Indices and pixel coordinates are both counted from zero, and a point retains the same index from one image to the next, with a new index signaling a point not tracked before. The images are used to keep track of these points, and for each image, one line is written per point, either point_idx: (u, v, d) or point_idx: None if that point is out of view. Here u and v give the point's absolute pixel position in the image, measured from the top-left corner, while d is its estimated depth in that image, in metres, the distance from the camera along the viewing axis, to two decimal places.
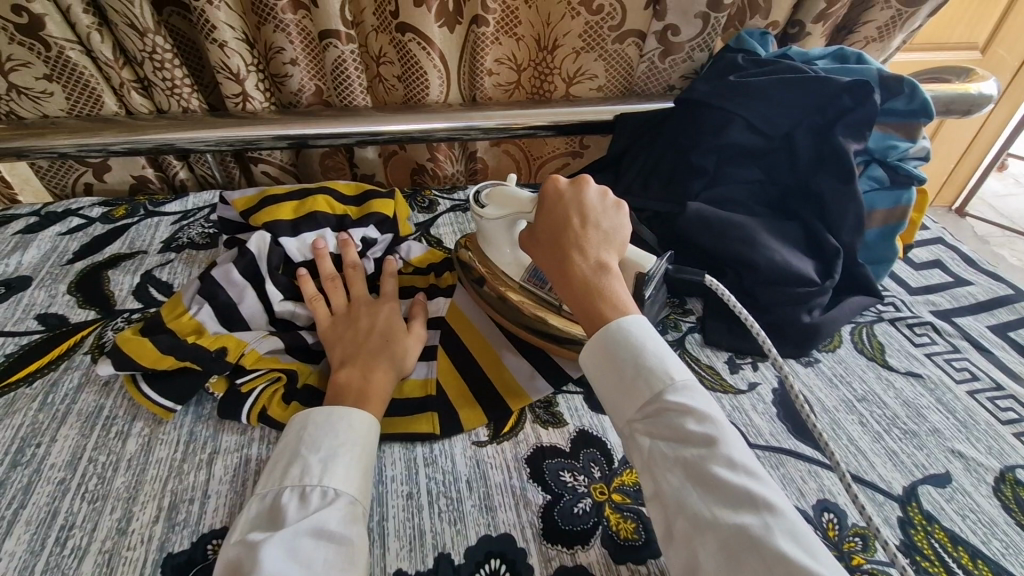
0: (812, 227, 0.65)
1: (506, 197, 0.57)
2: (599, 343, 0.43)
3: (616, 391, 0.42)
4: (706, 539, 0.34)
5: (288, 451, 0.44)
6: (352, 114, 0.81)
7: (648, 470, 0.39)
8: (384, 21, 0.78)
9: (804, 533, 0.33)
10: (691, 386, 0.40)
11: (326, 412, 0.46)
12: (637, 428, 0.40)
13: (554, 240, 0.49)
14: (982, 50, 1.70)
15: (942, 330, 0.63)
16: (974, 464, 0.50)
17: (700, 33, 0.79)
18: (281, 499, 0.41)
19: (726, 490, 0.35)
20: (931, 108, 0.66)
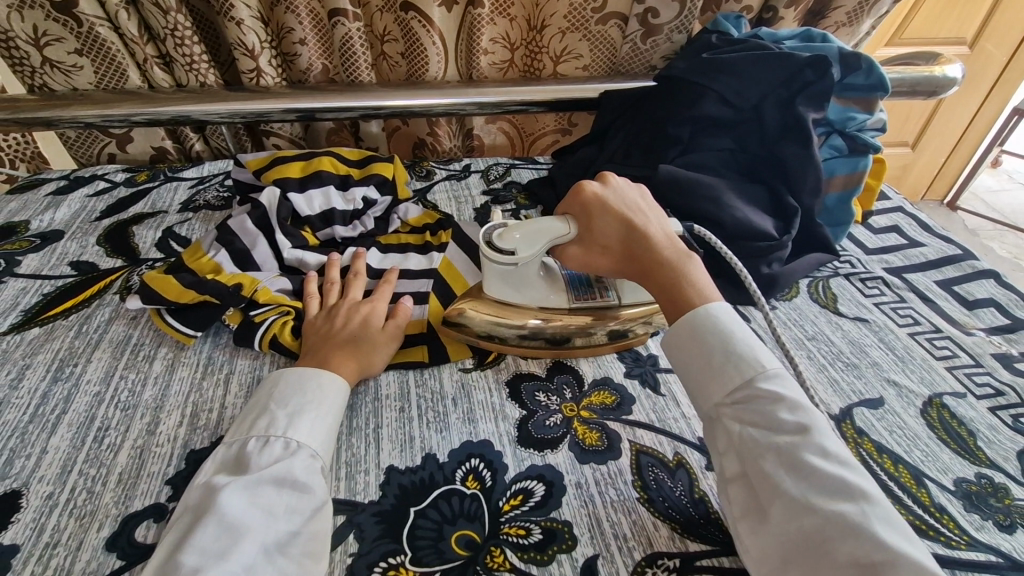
0: (774, 189, 0.72)
1: (536, 231, 0.54)
2: (687, 326, 0.47)
3: (702, 374, 0.46)
4: (800, 519, 0.37)
5: (258, 407, 0.48)
6: (356, 89, 0.88)
7: (737, 451, 0.42)
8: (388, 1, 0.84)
9: (899, 521, 0.35)
10: (782, 375, 0.43)
11: (297, 373, 0.50)
12: (727, 412, 0.44)
13: (632, 236, 0.52)
14: (970, 45, 1.75)
15: (892, 284, 0.69)
16: (907, 391, 0.56)
17: (678, 16, 0.85)
18: (249, 446, 0.45)
19: (823, 476, 0.37)
20: (888, 83, 0.72)
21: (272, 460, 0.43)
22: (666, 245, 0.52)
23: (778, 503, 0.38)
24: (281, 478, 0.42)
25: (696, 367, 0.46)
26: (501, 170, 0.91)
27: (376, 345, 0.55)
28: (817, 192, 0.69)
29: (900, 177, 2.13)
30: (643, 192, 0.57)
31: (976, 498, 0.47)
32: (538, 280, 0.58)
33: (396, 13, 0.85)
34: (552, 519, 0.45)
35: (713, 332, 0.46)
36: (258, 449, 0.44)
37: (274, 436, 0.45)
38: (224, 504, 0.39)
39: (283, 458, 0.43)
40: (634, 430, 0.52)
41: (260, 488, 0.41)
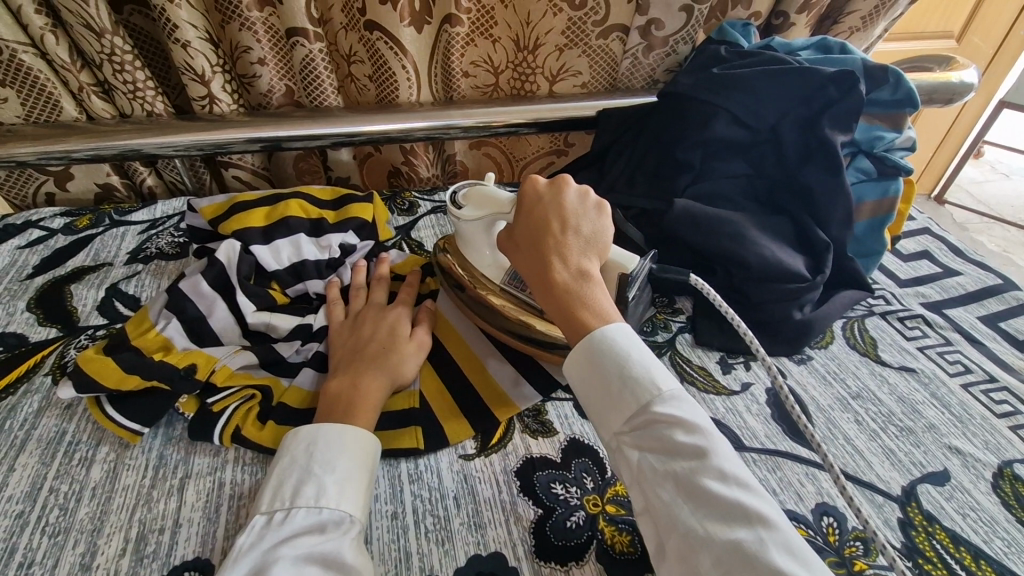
0: (799, 220, 0.64)
1: (485, 197, 0.56)
2: (580, 348, 0.41)
3: (601, 402, 0.40)
4: (696, 556, 0.32)
5: (299, 467, 0.41)
6: (322, 115, 0.78)
7: (636, 483, 0.37)
8: (352, 18, 0.74)
9: (801, 548, 0.31)
10: (679, 396, 0.38)
11: (337, 429, 0.43)
12: (626, 441, 0.38)
13: (531, 246, 0.46)
14: (957, 39, 1.66)
15: (933, 323, 0.63)
16: (972, 460, 0.49)
17: (683, 26, 0.78)
18: (291, 524, 0.38)
19: (718, 502, 0.33)
20: (917, 97, 0.65)
21: (319, 537, 0.38)
22: (563, 262, 0.44)
23: (675, 538, 0.33)
24: (331, 558, 0.36)
25: (594, 392, 0.41)
26: None
27: (408, 354, 0.52)
28: (846, 222, 0.63)
29: None
30: (601, 205, 0.49)
31: None
32: (487, 243, 0.58)
33: (360, 31, 0.75)
34: None
35: (607, 355, 0.40)
36: (303, 527, 0.38)
37: (324, 508, 0.39)
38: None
39: (330, 537, 0.38)
40: None
41: (309, 571, 0.35)
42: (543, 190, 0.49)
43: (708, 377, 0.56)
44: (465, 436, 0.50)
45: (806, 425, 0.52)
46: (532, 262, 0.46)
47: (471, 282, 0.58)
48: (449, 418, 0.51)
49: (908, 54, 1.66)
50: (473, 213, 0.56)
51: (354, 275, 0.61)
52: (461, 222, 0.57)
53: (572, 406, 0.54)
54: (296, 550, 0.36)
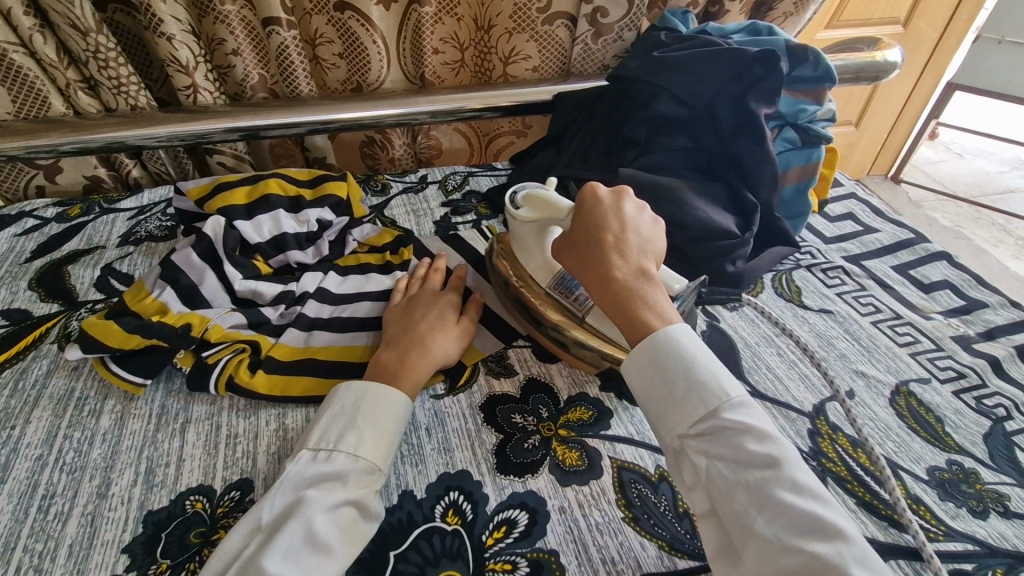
0: (732, 185, 0.72)
1: (540, 201, 0.59)
2: (646, 348, 0.45)
3: (666, 403, 0.44)
4: (773, 560, 0.36)
5: (346, 417, 0.47)
6: (299, 104, 0.84)
7: (705, 486, 0.41)
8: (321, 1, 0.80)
9: (872, 556, 0.35)
10: (745, 404, 0.43)
11: (382, 390, 0.49)
12: (693, 446, 0.42)
13: (593, 251, 0.51)
14: (903, 24, 1.75)
15: (851, 272, 0.71)
16: (875, 381, 0.57)
17: (625, 14, 0.85)
18: (332, 463, 0.44)
19: (796, 512, 0.37)
20: (835, 74, 0.73)
21: (352, 484, 0.44)
22: (622, 270, 0.49)
23: (751, 544, 0.37)
24: (359, 505, 0.43)
25: (656, 389, 0.45)
26: (459, 179, 0.89)
27: (453, 338, 0.56)
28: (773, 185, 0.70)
29: None
30: (654, 219, 0.55)
31: (949, 486, 0.48)
32: (538, 247, 0.60)
33: (330, 13, 0.81)
34: (537, 549, 0.43)
35: (672, 357, 0.44)
36: (340, 470, 0.44)
37: (361, 458, 0.45)
38: (305, 525, 0.40)
39: (362, 486, 0.44)
40: (614, 445, 0.51)
41: (338, 510, 0.42)
42: (606, 200, 0.54)
43: None
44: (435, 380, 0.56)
45: (735, 358, 0.59)
46: (592, 264, 0.51)
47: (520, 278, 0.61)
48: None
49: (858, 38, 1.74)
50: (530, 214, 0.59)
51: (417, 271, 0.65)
52: (517, 220, 0.60)
53: (531, 352, 0.61)
54: (329, 490, 0.43)
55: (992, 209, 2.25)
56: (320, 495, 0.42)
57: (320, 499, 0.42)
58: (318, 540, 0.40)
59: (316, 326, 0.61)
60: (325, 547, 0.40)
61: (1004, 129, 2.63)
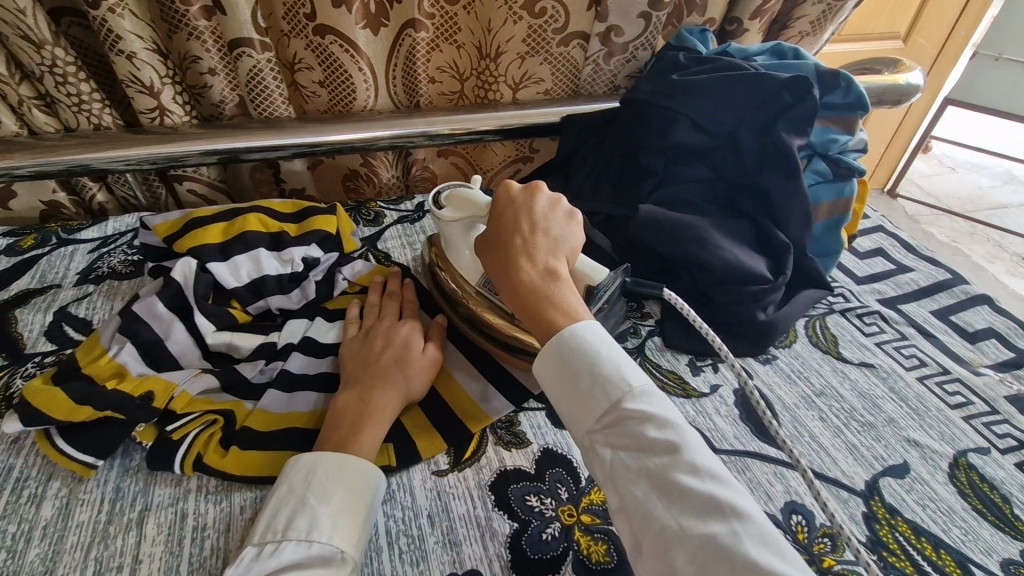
0: (760, 222, 0.66)
1: (464, 200, 0.55)
2: (550, 345, 0.42)
3: (573, 402, 0.41)
4: (672, 550, 0.32)
5: (295, 498, 0.41)
6: (278, 127, 0.76)
7: (611, 482, 0.37)
8: (299, 23, 0.72)
9: (773, 537, 0.32)
10: (649, 392, 0.39)
11: (341, 460, 0.42)
12: (599, 439, 0.38)
13: (502, 248, 0.47)
14: (904, 40, 1.72)
15: (889, 318, 0.65)
16: (929, 451, 0.51)
17: (642, 32, 0.78)
18: (280, 556, 0.38)
19: (693, 495, 0.33)
20: (868, 101, 0.67)
21: (306, 574, 0.37)
22: (531, 267, 0.45)
23: (650, 534, 0.34)
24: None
25: (567, 392, 0.41)
26: None
27: (418, 368, 0.51)
28: (806, 225, 0.65)
29: None
30: (572, 213, 0.51)
31: None
32: (467, 245, 0.57)
33: (307, 38, 0.73)
34: None
35: (575, 352, 0.41)
36: (292, 562, 0.38)
37: (314, 543, 0.38)
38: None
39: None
40: None
41: None
42: (517, 195, 0.50)
43: (678, 380, 0.57)
44: (438, 451, 0.49)
45: (772, 423, 0.53)
46: (500, 262, 0.47)
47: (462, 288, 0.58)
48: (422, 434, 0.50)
49: (863, 53, 1.70)
50: (453, 214, 0.55)
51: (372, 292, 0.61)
52: (440, 221, 0.57)
53: (544, 415, 0.54)
54: None
55: (988, 225, 2.24)
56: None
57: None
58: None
59: (300, 387, 0.53)
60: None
61: (996, 144, 2.63)
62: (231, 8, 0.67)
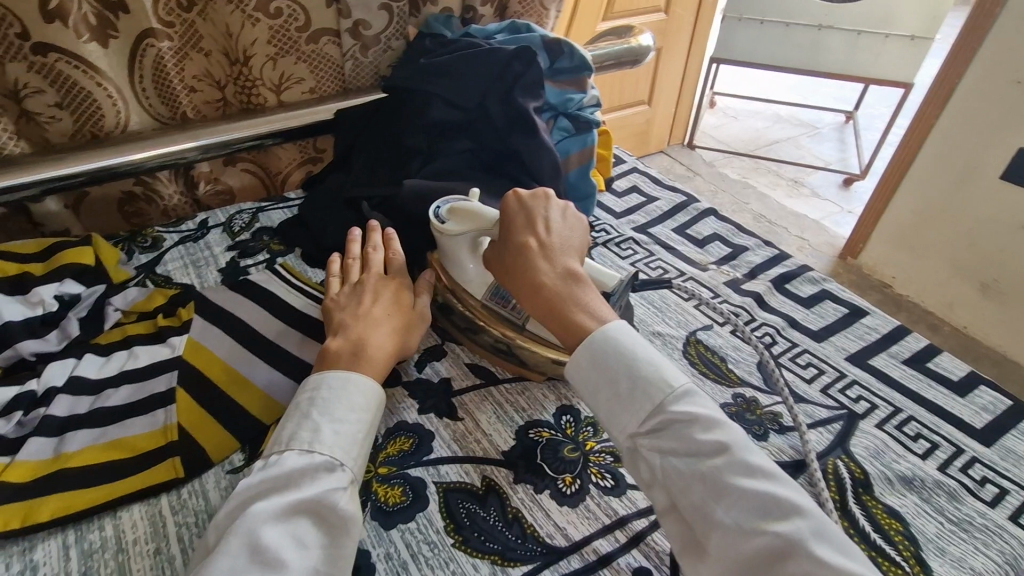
0: (519, 179, 0.72)
1: (467, 213, 0.55)
2: (586, 353, 0.45)
3: (613, 404, 0.43)
4: (738, 547, 0.36)
5: (299, 415, 0.44)
6: (11, 165, 0.69)
7: (662, 483, 0.41)
8: (9, 45, 0.66)
9: (830, 527, 0.36)
10: (692, 392, 0.42)
11: (338, 377, 0.46)
12: (644, 443, 0.42)
13: (521, 259, 0.50)
14: (665, 12, 1.91)
15: (640, 241, 0.76)
16: (668, 338, 0.62)
17: (389, 23, 0.84)
18: (283, 465, 0.41)
19: (754, 496, 0.37)
20: (590, 64, 0.78)
21: (308, 484, 0.40)
22: (572, 266, 0.50)
23: (714, 536, 0.38)
24: (318, 508, 0.39)
25: (603, 390, 0.44)
26: (247, 217, 0.80)
27: (394, 322, 0.53)
28: (556, 174, 0.72)
29: (647, 132, 2.25)
30: (573, 215, 0.55)
31: (737, 419, 0.53)
32: (471, 258, 0.58)
33: (25, 57, 0.66)
34: None
35: (613, 357, 0.44)
36: (294, 472, 0.40)
37: (316, 453, 0.41)
38: (249, 539, 0.36)
39: (321, 483, 0.40)
40: (437, 468, 0.49)
41: (295, 519, 0.38)
42: (521, 200, 0.54)
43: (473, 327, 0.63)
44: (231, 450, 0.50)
45: None
46: (519, 271, 0.50)
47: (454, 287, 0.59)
48: (213, 439, 0.50)
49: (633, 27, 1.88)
50: (457, 227, 0.56)
51: (349, 246, 0.61)
52: (443, 236, 0.57)
53: None
54: (276, 500, 0.39)
55: (766, 159, 2.64)
56: (264, 505, 0.38)
57: (265, 511, 0.38)
58: (265, 554, 0.36)
59: (68, 428, 0.50)
60: (279, 562, 0.36)
61: (761, 91, 3.10)
62: None
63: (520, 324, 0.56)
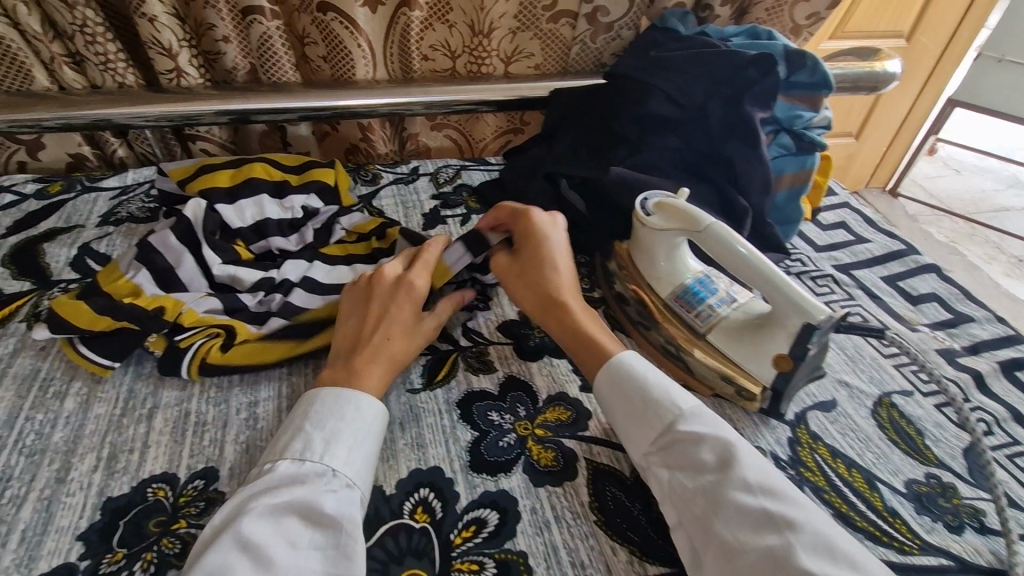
0: (722, 187, 0.70)
1: (675, 210, 0.55)
2: (604, 375, 0.49)
3: (629, 423, 0.47)
4: (733, 560, 0.38)
5: (296, 421, 0.45)
6: (285, 91, 0.82)
7: (670, 500, 0.43)
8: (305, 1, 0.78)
9: (827, 543, 0.37)
10: (697, 413, 0.45)
11: (335, 392, 0.46)
12: (654, 460, 0.45)
13: (547, 266, 0.57)
14: (906, 38, 1.70)
15: (840, 282, 0.70)
16: (857, 391, 0.56)
17: (627, 13, 0.85)
18: (279, 471, 0.42)
19: (750, 511, 0.39)
20: (831, 81, 0.74)
21: (302, 488, 0.41)
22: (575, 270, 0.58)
23: (711, 549, 0.39)
24: (311, 511, 0.40)
25: (622, 413, 0.48)
26: (451, 172, 0.87)
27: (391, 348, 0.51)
28: (766, 192, 0.69)
29: (846, 167, 2.03)
30: None
31: (926, 500, 0.47)
32: (666, 256, 0.58)
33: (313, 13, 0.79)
34: (505, 550, 0.43)
35: (629, 379, 0.48)
36: (288, 475, 0.42)
37: (309, 461, 0.42)
38: (241, 534, 0.37)
39: (314, 488, 0.41)
40: (591, 447, 0.50)
41: (289, 519, 0.39)
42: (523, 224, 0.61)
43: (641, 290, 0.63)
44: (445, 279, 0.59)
45: None
46: (551, 274, 0.56)
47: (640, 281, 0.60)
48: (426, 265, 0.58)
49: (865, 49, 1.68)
50: (662, 220, 0.56)
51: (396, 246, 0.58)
52: (645, 228, 0.58)
53: (513, 349, 0.59)
54: (269, 500, 0.40)
55: (987, 227, 2.25)
56: (261, 502, 0.40)
57: (260, 506, 0.39)
58: (260, 549, 0.37)
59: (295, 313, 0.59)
60: (269, 559, 0.37)
61: (1001, 147, 2.63)
62: None
63: (701, 333, 0.55)
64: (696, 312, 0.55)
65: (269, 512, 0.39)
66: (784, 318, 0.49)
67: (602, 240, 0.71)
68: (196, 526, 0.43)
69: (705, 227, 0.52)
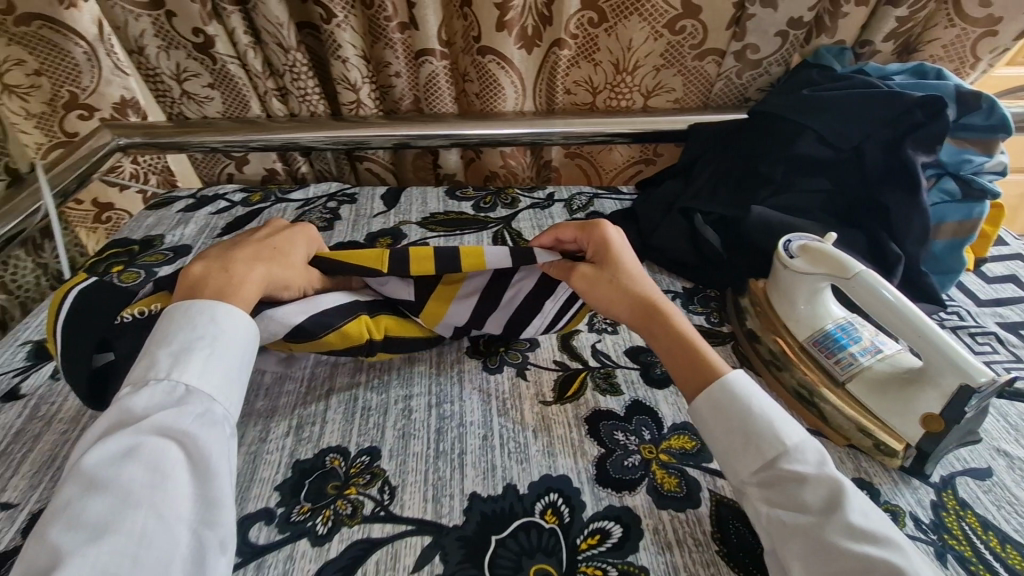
0: (873, 233, 0.68)
1: (821, 255, 0.55)
2: (704, 400, 0.50)
3: (730, 450, 0.48)
4: None
5: (160, 353, 0.46)
6: (442, 120, 0.92)
7: (766, 532, 0.45)
8: (468, 45, 0.88)
9: None
10: (801, 449, 0.46)
11: (198, 312, 0.48)
12: (753, 490, 0.46)
13: (630, 271, 0.58)
14: None
15: (1005, 341, 0.64)
16: (1020, 463, 0.52)
17: (778, 50, 0.85)
18: (150, 397, 0.44)
19: (853, 558, 0.40)
20: (1010, 124, 0.69)
21: (167, 416, 0.43)
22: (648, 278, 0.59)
23: None
24: (176, 438, 0.42)
25: (723, 440, 0.49)
26: (584, 200, 0.92)
27: (259, 269, 0.53)
28: (924, 239, 0.66)
29: None
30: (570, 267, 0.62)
31: None
32: (806, 298, 0.58)
33: (473, 57, 0.88)
34: (628, 562, 0.46)
35: (734, 409, 0.48)
36: (149, 406, 0.43)
37: (179, 383, 0.45)
38: (94, 476, 0.39)
39: (177, 412, 0.43)
40: (714, 479, 0.52)
41: (145, 443, 0.41)
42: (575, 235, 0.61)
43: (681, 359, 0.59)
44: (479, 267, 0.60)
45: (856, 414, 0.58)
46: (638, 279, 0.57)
47: (773, 319, 0.61)
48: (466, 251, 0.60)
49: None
50: (805, 263, 0.57)
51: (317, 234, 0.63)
52: (786, 270, 0.58)
53: (639, 374, 0.62)
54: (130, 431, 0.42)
55: None
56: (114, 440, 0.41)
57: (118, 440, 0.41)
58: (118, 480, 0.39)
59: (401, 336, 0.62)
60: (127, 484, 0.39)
61: None
62: (423, 25, 0.84)
63: (839, 381, 0.55)
64: (837, 358, 0.55)
65: (134, 430, 0.42)
66: (937, 377, 0.48)
67: (735, 276, 0.73)
68: (363, 494, 0.51)
69: (854, 275, 0.52)
